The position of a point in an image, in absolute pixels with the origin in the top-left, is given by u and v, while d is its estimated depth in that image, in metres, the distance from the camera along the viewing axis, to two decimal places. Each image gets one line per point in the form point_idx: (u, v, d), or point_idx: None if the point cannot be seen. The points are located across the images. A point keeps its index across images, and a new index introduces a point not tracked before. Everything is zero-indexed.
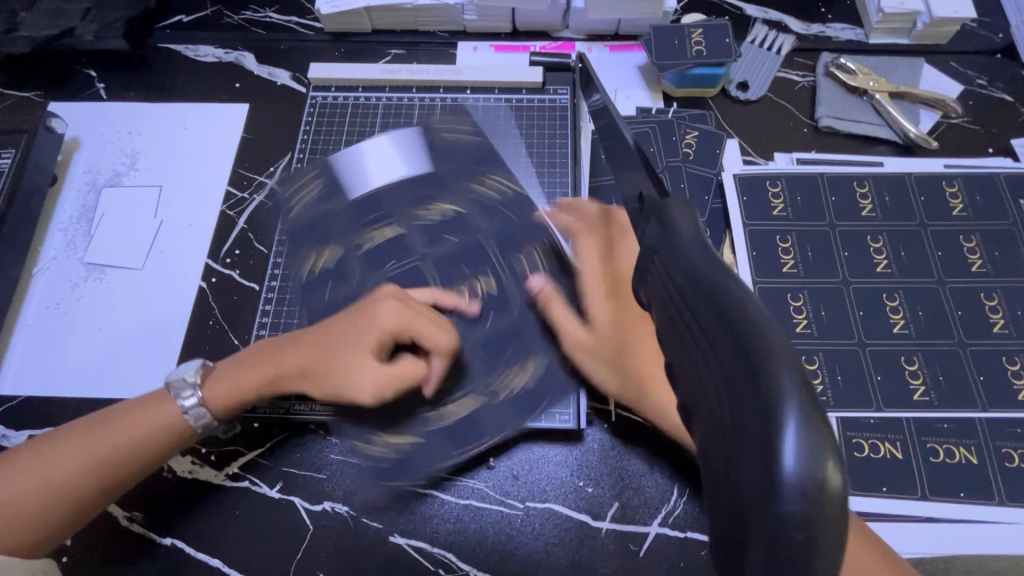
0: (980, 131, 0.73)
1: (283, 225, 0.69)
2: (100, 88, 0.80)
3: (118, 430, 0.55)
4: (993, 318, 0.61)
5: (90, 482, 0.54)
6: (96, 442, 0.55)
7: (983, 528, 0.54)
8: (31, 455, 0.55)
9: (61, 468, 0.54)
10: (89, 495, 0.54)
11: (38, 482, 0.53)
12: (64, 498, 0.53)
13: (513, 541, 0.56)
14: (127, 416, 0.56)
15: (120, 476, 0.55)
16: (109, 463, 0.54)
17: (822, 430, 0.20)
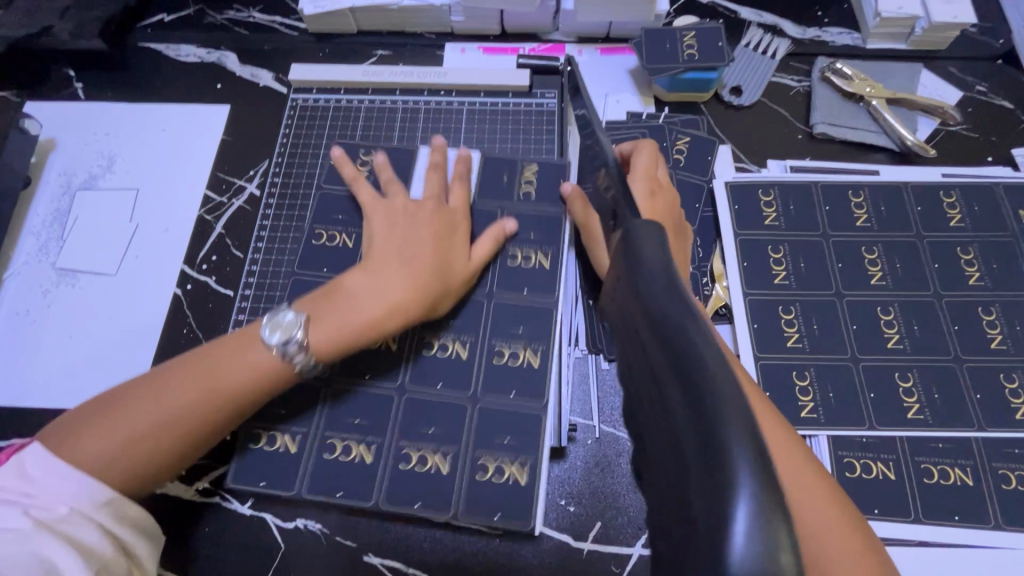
0: (979, 139, 0.72)
1: (259, 230, 0.67)
2: (77, 88, 0.78)
3: (227, 366, 0.49)
4: (991, 333, 0.59)
5: (193, 427, 0.47)
6: (206, 382, 0.48)
7: (979, 554, 0.52)
8: (103, 412, 0.45)
9: (161, 412, 0.46)
10: (186, 444, 0.46)
11: (125, 434, 0.44)
12: (163, 447, 0.45)
13: (491, 562, 0.54)
14: (231, 354, 0.49)
15: (230, 415, 0.48)
16: (225, 399, 0.48)
17: (776, 514, 0.18)
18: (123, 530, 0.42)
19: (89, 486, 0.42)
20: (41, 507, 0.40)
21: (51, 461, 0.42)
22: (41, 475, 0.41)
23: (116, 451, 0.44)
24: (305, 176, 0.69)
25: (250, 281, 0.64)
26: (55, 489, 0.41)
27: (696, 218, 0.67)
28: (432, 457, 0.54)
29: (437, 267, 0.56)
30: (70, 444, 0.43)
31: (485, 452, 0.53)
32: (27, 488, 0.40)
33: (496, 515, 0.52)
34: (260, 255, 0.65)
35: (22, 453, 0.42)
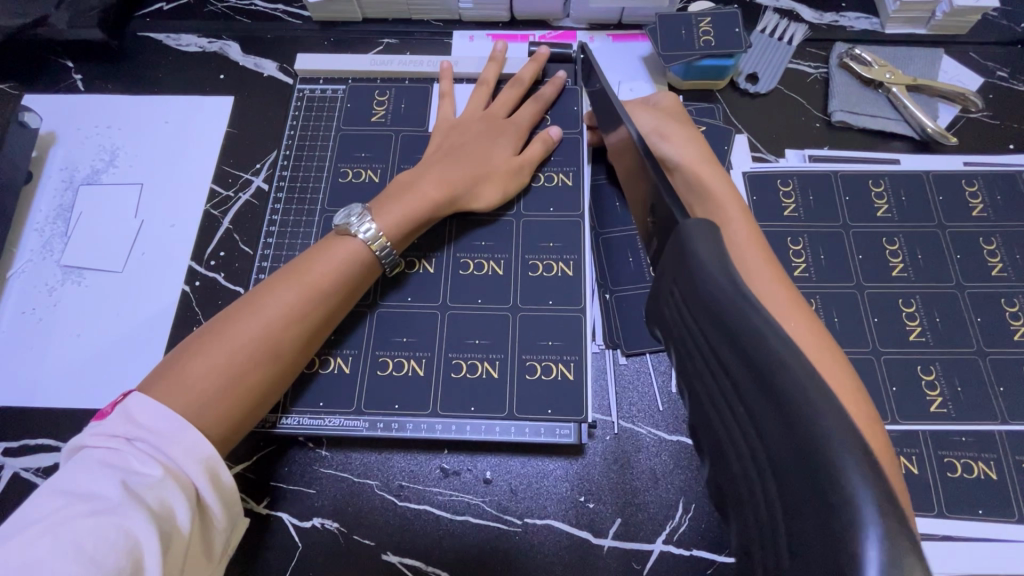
0: (1001, 127, 0.70)
1: (268, 225, 0.65)
2: (76, 80, 0.76)
3: (312, 271, 0.53)
4: (1014, 325, 0.59)
5: (290, 331, 0.51)
6: (296, 290, 0.52)
7: (1005, 549, 0.51)
8: (204, 339, 0.49)
9: (257, 326, 0.49)
10: (288, 347, 0.51)
11: (229, 355, 0.48)
12: (266, 354, 0.49)
13: (511, 560, 0.53)
14: (313, 261, 0.54)
15: (322, 316, 0.53)
16: (316, 299, 0.53)
17: (900, 534, 0.18)
18: (208, 493, 0.43)
19: (180, 443, 0.43)
20: (134, 471, 0.41)
21: (153, 409, 0.43)
22: (140, 428, 0.43)
23: (223, 368, 0.47)
24: (313, 169, 0.68)
25: (260, 277, 0.63)
26: (150, 447, 0.42)
27: None
28: (481, 363, 0.58)
29: (487, 165, 0.63)
30: (174, 380, 0.46)
31: (532, 354, 0.58)
32: (126, 445, 0.42)
33: (549, 409, 0.56)
34: (270, 249, 0.64)
35: (125, 400, 0.44)
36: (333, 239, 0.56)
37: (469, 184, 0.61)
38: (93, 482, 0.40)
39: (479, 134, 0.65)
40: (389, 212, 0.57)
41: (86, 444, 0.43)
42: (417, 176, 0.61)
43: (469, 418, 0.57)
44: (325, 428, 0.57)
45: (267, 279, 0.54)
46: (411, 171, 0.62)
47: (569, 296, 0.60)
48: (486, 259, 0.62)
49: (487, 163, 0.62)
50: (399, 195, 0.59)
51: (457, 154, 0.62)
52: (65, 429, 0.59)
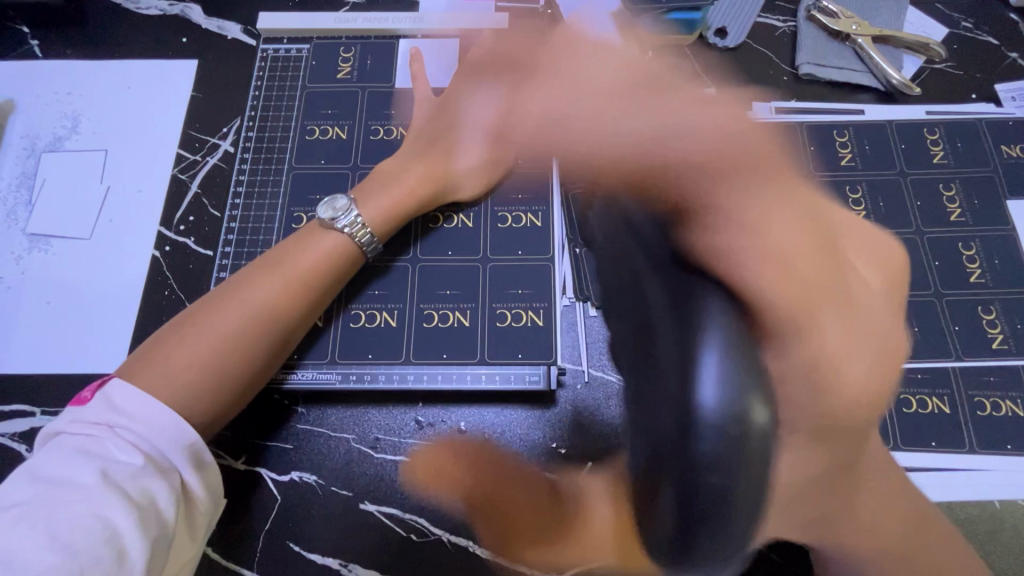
0: (964, 77, 0.71)
1: (236, 188, 0.65)
2: (33, 45, 0.74)
3: (294, 257, 0.54)
4: (970, 268, 0.60)
5: (272, 317, 0.51)
6: (276, 274, 0.52)
7: (955, 476, 0.54)
8: (187, 321, 0.50)
9: (236, 307, 0.50)
10: (271, 335, 0.51)
11: (210, 339, 0.48)
12: (247, 341, 0.50)
13: (486, 505, 0.55)
14: (295, 249, 0.54)
15: (307, 305, 0.53)
16: (298, 290, 0.52)
17: (736, 363, 0.27)
18: (191, 479, 0.44)
19: (162, 429, 0.44)
20: (114, 458, 0.42)
21: (134, 395, 0.45)
22: (121, 416, 0.44)
23: (199, 335, 0.49)
24: (280, 130, 0.67)
25: (230, 239, 0.63)
26: (131, 437, 0.43)
27: None
28: (453, 313, 0.59)
29: (465, 149, 0.62)
30: (156, 361, 0.47)
31: (506, 303, 0.59)
32: (106, 433, 0.43)
33: (520, 353, 0.58)
34: (240, 211, 0.64)
35: (106, 388, 0.45)
36: (313, 231, 0.56)
37: (451, 173, 0.61)
38: (71, 468, 0.41)
39: (461, 118, 0.64)
40: (373, 204, 0.58)
41: (64, 432, 0.44)
42: (399, 167, 0.61)
43: (442, 366, 0.58)
44: (300, 384, 0.57)
45: (247, 267, 0.54)
46: (394, 161, 0.61)
47: (539, 250, 0.61)
48: (456, 216, 0.63)
49: (467, 150, 0.62)
50: (382, 187, 0.59)
51: (439, 145, 0.62)
52: (40, 394, 0.59)
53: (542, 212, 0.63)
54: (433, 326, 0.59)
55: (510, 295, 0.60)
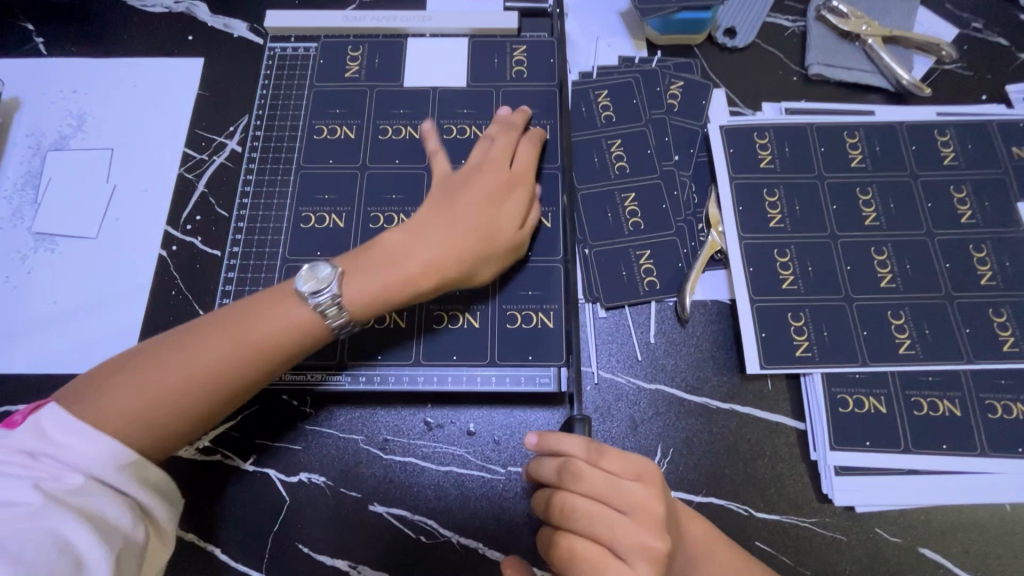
0: (974, 78, 0.71)
1: (243, 188, 0.65)
2: (39, 42, 0.73)
3: (277, 312, 0.51)
4: (981, 270, 0.60)
5: (226, 377, 0.48)
6: (238, 332, 0.50)
7: (966, 480, 0.54)
8: (156, 353, 0.48)
9: (204, 357, 0.48)
10: (223, 395, 0.49)
11: (158, 388, 0.47)
12: (202, 397, 0.48)
13: (496, 506, 0.55)
14: (263, 308, 0.51)
15: (265, 370, 0.50)
16: (269, 357, 0.50)
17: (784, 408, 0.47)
18: (140, 492, 0.44)
19: (97, 451, 0.43)
20: (50, 478, 0.41)
21: (70, 423, 0.43)
22: (53, 441, 0.43)
23: (160, 373, 0.47)
24: (287, 130, 0.67)
25: (237, 239, 0.63)
26: (59, 459, 0.42)
27: (691, 163, 0.66)
28: (462, 314, 0.59)
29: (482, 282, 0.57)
30: (97, 399, 0.45)
31: (516, 304, 0.59)
32: (31, 459, 0.42)
33: (530, 355, 0.58)
34: (247, 211, 0.64)
35: (37, 415, 0.44)
36: (283, 292, 0.53)
37: (469, 262, 0.55)
38: (8, 490, 0.39)
39: (470, 193, 0.58)
40: (369, 287, 0.53)
41: None
42: (404, 244, 0.55)
43: (452, 367, 0.58)
44: (309, 385, 0.57)
45: (224, 308, 0.52)
46: (397, 235, 0.55)
47: (549, 251, 0.61)
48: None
49: (488, 231, 0.56)
50: (381, 265, 0.54)
51: (451, 219, 0.56)
52: (46, 393, 0.59)
53: (552, 212, 0.63)
54: (441, 327, 0.59)
55: (519, 296, 0.59)
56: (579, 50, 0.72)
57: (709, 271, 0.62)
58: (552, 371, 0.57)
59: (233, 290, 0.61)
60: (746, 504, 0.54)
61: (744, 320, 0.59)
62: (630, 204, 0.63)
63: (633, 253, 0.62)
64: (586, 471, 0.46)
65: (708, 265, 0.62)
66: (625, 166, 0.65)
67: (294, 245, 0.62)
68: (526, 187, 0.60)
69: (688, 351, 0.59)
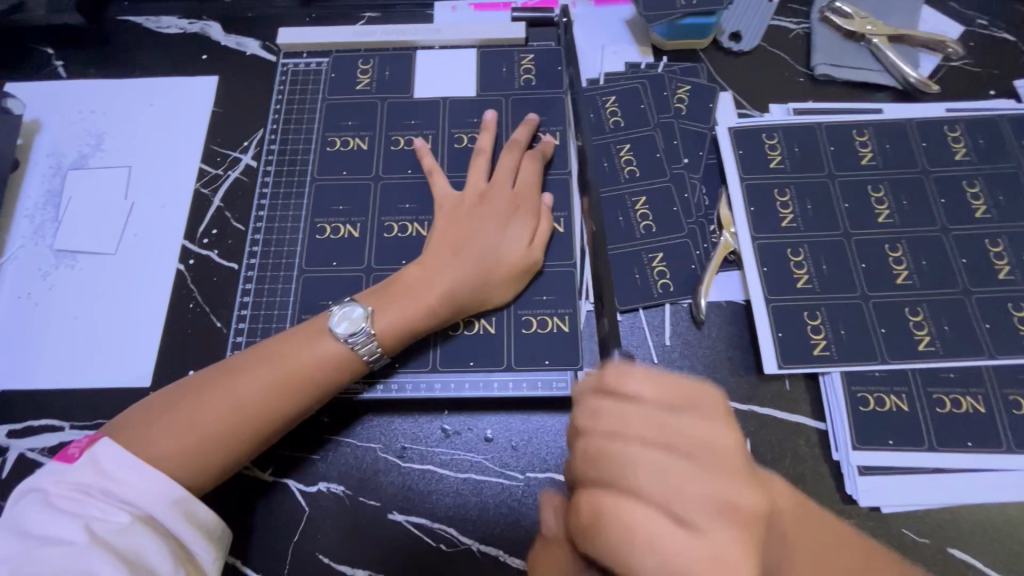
0: (982, 73, 0.71)
1: (258, 202, 0.66)
2: (58, 66, 0.75)
3: (303, 352, 0.52)
4: (998, 265, 0.60)
5: (262, 414, 0.50)
6: (272, 369, 0.51)
7: (994, 478, 0.53)
8: (190, 394, 0.50)
9: (235, 400, 0.50)
10: (259, 434, 0.50)
11: (197, 424, 0.49)
12: (236, 438, 0.49)
13: (516, 513, 0.54)
14: (297, 345, 0.53)
15: (297, 407, 0.52)
16: (296, 396, 0.51)
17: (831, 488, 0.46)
18: (186, 532, 0.46)
19: (148, 490, 0.45)
20: (101, 517, 0.43)
21: (123, 459, 0.46)
22: (107, 478, 0.45)
23: (195, 415, 0.49)
24: (301, 144, 0.68)
25: (253, 252, 0.64)
26: (116, 499, 0.45)
27: (700, 165, 0.66)
28: (479, 321, 0.59)
29: (492, 299, 0.58)
30: (143, 433, 0.48)
31: (532, 309, 0.59)
32: (91, 495, 0.44)
33: (546, 360, 0.58)
34: (263, 224, 0.65)
35: (94, 447, 0.47)
36: (315, 329, 0.54)
37: (481, 283, 0.57)
38: (60, 527, 0.42)
39: (483, 218, 0.59)
40: (384, 320, 0.54)
41: (47, 490, 0.44)
42: (425, 275, 0.56)
43: (468, 373, 0.58)
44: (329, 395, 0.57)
45: (254, 347, 0.54)
46: (411, 269, 0.57)
47: (562, 256, 0.61)
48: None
49: (499, 251, 0.58)
50: (401, 297, 0.55)
51: (465, 251, 0.57)
52: (67, 408, 0.59)
53: (564, 218, 0.63)
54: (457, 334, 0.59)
55: (534, 301, 0.60)
56: (587, 58, 0.73)
57: (723, 272, 0.62)
58: (568, 375, 0.58)
59: (251, 302, 0.61)
60: None
61: (760, 319, 0.59)
62: (641, 207, 0.63)
63: (646, 256, 0.62)
64: (603, 407, 0.37)
65: (722, 266, 0.62)
66: (635, 169, 0.65)
67: (309, 257, 0.62)
68: (534, 205, 0.61)
69: (705, 353, 0.59)
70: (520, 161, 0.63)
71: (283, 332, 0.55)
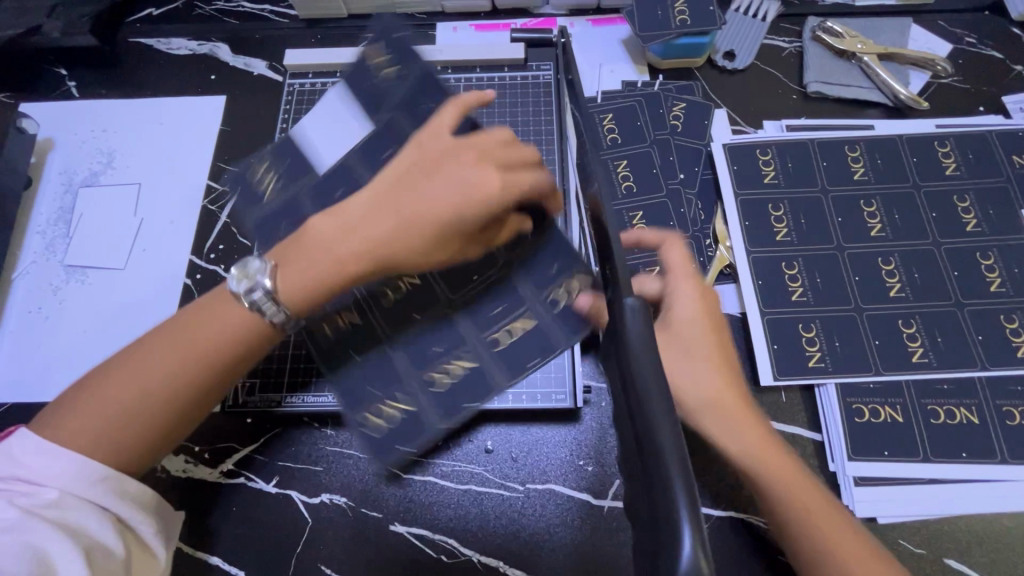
0: (971, 90, 0.72)
1: (264, 218, 0.67)
2: (71, 86, 0.77)
3: (206, 325, 0.46)
4: (990, 278, 0.61)
5: (170, 397, 0.45)
6: (173, 346, 0.45)
7: (989, 488, 0.54)
8: (88, 387, 0.45)
9: (136, 385, 0.44)
10: (168, 419, 0.45)
11: (100, 420, 0.43)
12: (146, 426, 0.44)
13: (516, 524, 0.55)
14: (199, 317, 0.47)
15: (210, 378, 0.46)
16: (203, 372, 0.45)
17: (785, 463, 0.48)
18: (123, 510, 0.44)
19: (63, 471, 0.42)
20: (22, 500, 0.41)
21: (32, 445, 0.42)
22: (19, 465, 0.42)
23: (94, 407, 0.44)
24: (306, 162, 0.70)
25: None
26: (34, 483, 0.42)
27: (696, 181, 0.68)
28: None
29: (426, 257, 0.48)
30: (52, 427, 0.43)
31: (546, 287, 0.54)
32: (10, 482, 0.41)
33: (545, 373, 0.59)
34: (269, 240, 0.66)
35: (9, 439, 0.43)
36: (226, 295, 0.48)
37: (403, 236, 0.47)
38: None
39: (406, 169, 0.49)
40: (294, 280, 0.47)
41: None
42: (333, 236, 0.48)
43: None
44: (333, 408, 0.59)
45: (157, 327, 0.48)
46: (331, 216, 0.48)
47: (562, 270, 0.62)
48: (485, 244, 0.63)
49: (426, 201, 0.47)
50: (309, 258, 0.47)
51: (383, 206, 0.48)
52: None
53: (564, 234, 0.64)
54: None
55: None
56: (584, 76, 0.75)
57: (719, 285, 0.63)
58: (568, 387, 0.59)
59: None
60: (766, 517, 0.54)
61: (755, 333, 0.60)
62: (638, 222, 0.65)
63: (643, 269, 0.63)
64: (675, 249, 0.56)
65: (718, 280, 0.63)
66: (632, 185, 0.67)
67: None
68: (502, 153, 0.49)
69: None
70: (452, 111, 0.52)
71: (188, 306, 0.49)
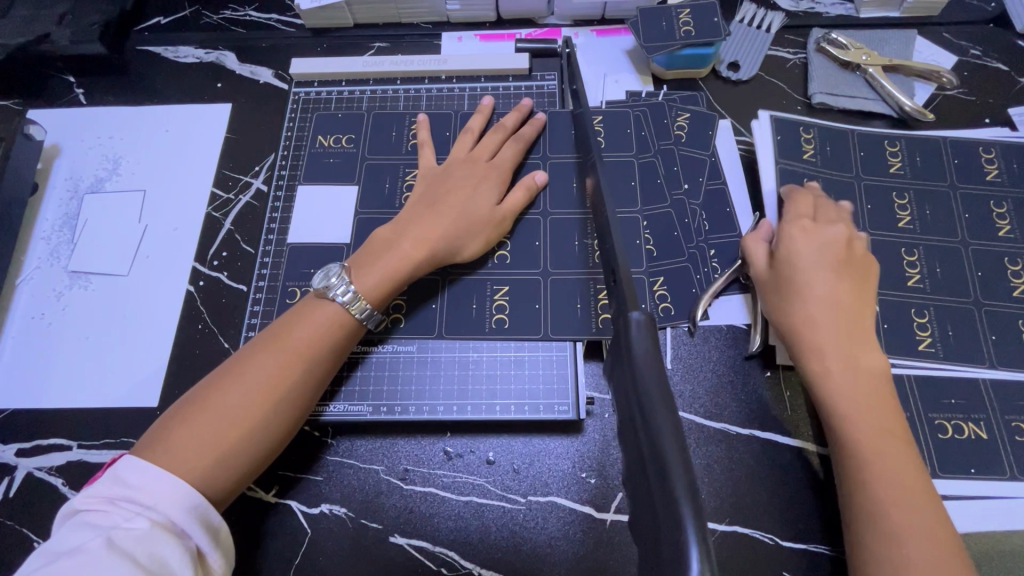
0: (977, 102, 0.72)
1: (269, 225, 0.68)
2: (78, 93, 0.78)
3: (296, 333, 0.52)
4: (1015, 283, 0.60)
5: (278, 394, 0.49)
6: (272, 353, 0.51)
7: (999, 506, 0.53)
8: (196, 403, 0.48)
9: (245, 391, 0.48)
10: (278, 416, 0.49)
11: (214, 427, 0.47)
12: (258, 424, 0.48)
13: (518, 537, 0.54)
14: (290, 326, 0.53)
15: (314, 375, 0.52)
16: (302, 370, 0.51)
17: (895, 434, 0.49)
18: (203, 544, 0.44)
19: (167, 497, 0.43)
20: (122, 526, 0.41)
21: (141, 465, 0.44)
22: (129, 488, 0.43)
23: (208, 417, 0.47)
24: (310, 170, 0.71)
25: (263, 274, 0.65)
26: (136, 507, 0.42)
27: (701, 191, 0.67)
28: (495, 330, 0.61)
29: (465, 251, 0.60)
30: (164, 446, 0.46)
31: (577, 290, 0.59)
32: (113, 507, 0.42)
33: (546, 385, 0.60)
34: (272, 248, 0.67)
35: (119, 464, 0.45)
36: (310, 302, 0.55)
37: (455, 231, 0.60)
38: (82, 538, 0.40)
39: (460, 181, 0.63)
40: (368, 273, 0.56)
41: (75, 507, 0.43)
42: (396, 232, 0.59)
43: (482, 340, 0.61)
44: (336, 417, 0.58)
45: (248, 346, 0.53)
46: (391, 226, 0.60)
47: (565, 282, 0.63)
48: (506, 241, 0.65)
49: (470, 208, 0.61)
50: (378, 255, 0.57)
51: (439, 210, 0.60)
52: (75, 428, 0.60)
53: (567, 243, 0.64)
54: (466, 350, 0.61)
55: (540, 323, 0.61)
56: (588, 86, 0.75)
57: (726, 295, 0.63)
58: (570, 399, 0.59)
59: (258, 323, 0.63)
60: (770, 532, 0.53)
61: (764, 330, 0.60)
62: (643, 231, 0.65)
63: (647, 279, 0.63)
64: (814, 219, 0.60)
65: (726, 290, 0.63)
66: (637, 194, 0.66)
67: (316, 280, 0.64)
68: (496, 164, 0.65)
69: (706, 378, 0.60)
70: (501, 142, 0.67)
71: (270, 325, 0.54)
